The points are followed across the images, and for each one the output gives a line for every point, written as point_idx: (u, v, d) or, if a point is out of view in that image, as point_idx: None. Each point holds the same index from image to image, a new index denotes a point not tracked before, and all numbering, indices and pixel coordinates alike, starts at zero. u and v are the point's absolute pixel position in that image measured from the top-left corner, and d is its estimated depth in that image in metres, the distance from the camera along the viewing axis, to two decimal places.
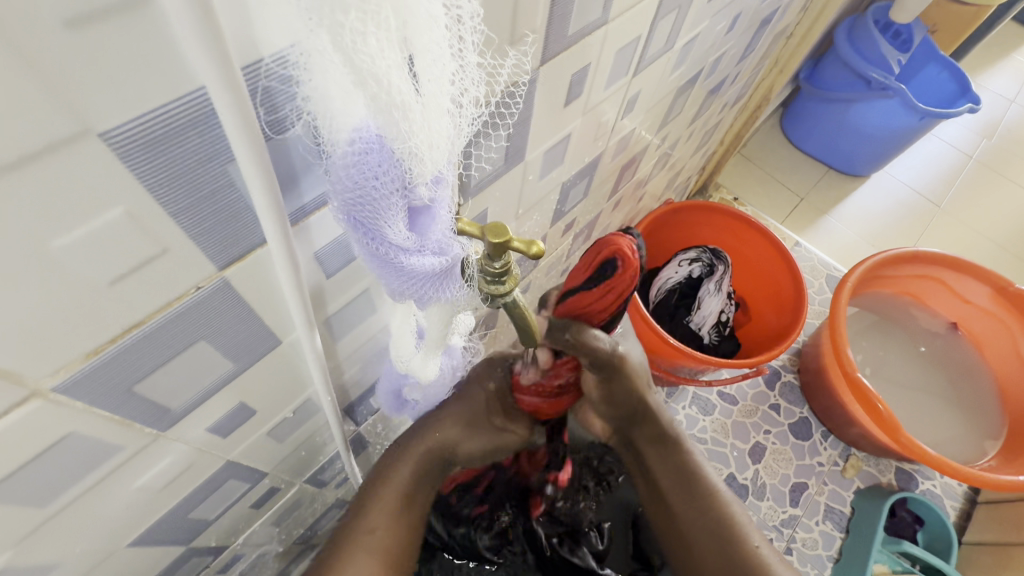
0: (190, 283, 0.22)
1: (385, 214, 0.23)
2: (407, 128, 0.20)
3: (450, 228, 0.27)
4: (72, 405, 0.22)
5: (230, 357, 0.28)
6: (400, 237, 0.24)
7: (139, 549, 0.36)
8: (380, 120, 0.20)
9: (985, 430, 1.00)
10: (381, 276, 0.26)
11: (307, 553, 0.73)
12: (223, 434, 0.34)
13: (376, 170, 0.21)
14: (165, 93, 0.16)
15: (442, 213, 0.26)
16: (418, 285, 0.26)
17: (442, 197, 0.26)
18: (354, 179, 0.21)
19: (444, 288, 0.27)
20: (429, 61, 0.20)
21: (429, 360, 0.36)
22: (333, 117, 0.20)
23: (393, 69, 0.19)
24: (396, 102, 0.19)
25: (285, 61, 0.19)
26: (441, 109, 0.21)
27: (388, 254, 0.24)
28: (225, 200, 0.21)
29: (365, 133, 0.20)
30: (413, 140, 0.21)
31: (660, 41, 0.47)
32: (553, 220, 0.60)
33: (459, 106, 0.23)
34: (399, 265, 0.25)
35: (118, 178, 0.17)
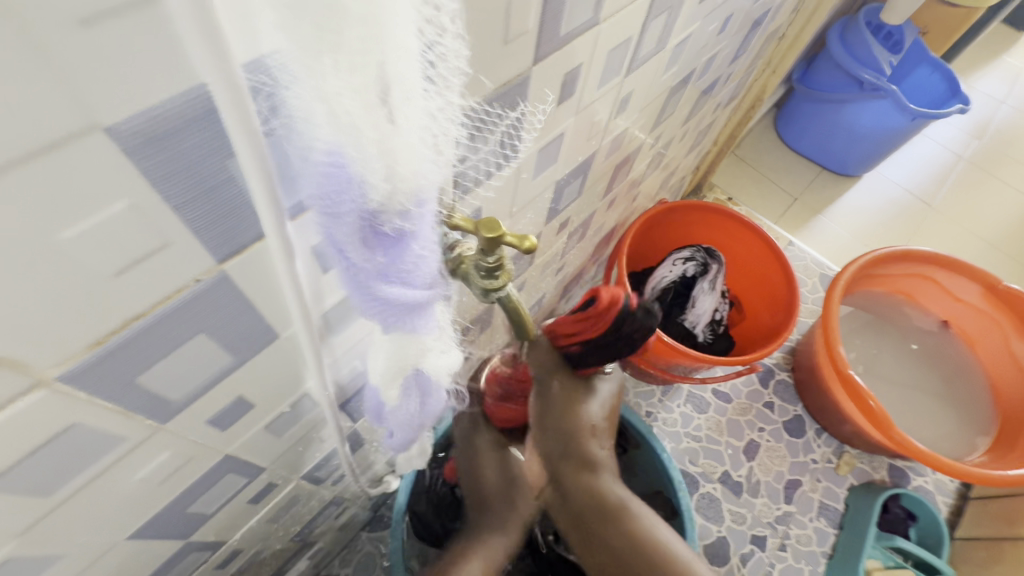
0: (190, 276, 0.23)
1: (344, 232, 0.24)
2: (363, 155, 0.21)
3: (426, 260, 0.27)
4: (76, 396, 0.23)
5: (229, 350, 0.29)
6: (362, 258, 0.25)
7: (140, 542, 0.37)
8: (343, 142, 0.21)
9: (977, 426, 1.02)
10: (349, 286, 0.27)
11: (305, 551, 0.73)
12: (221, 428, 0.34)
13: (339, 190, 0.22)
14: (169, 89, 0.17)
15: (419, 245, 0.26)
16: (380, 305, 0.28)
17: (422, 230, 0.26)
18: (319, 195, 0.23)
19: (410, 317, 0.29)
20: (403, 92, 0.20)
21: (394, 384, 0.34)
22: (310, 132, 0.21)
23: (346, 93, 0.19)
24: (350, 125, 0.20)
25: (267, 68, 0.19)
26: (411, 142, 0.22)
27: (353, 270, 0.26)
28: (225, 195, 0.21)
29: (335, 154, 0.21)
30: (370, 165, 0.21)
31: (652, 42, 0.48)
32: (547, 218, 0.61)
33: (438, 137, 0.24)
34: (361, 283, 0.26)
35: (123, 172, 0.18)
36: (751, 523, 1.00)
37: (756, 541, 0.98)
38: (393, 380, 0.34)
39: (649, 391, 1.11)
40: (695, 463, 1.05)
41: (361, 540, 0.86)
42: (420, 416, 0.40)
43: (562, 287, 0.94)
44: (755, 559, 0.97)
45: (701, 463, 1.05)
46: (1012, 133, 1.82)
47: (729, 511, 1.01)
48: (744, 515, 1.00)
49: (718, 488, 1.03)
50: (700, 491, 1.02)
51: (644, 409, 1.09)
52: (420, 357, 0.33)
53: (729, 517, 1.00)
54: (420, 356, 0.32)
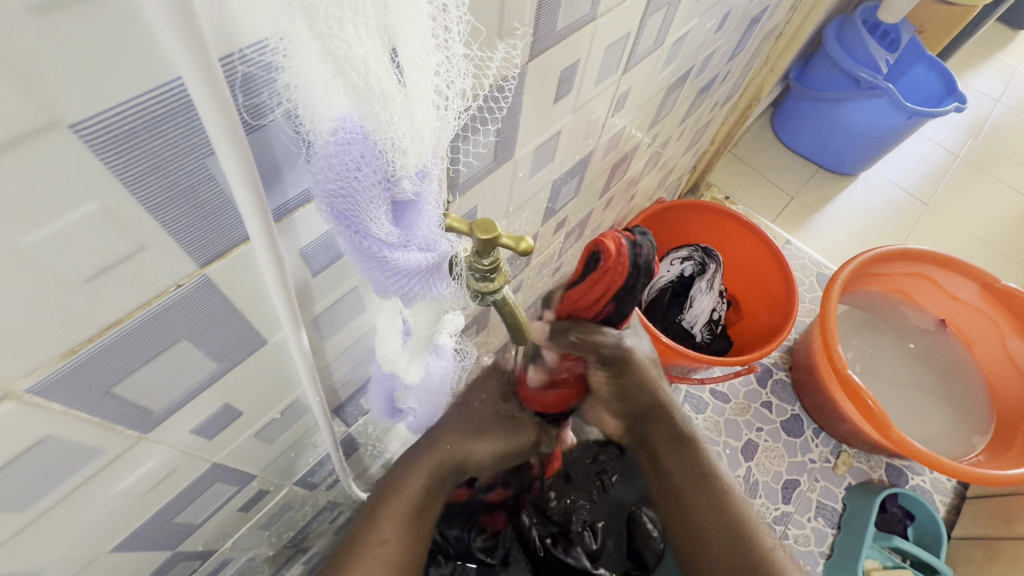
0: (169, 281, 0.22)
1: (367, 208, 0.22)
2: (388, 121, 0.20)
3: (437, 224, 0.26)
4: (48, 407, 0.21)
5: (214, 357, 0.28)
6: (385, 233, 0.24)
7: (125, 554, 0.36)
8: (361, 111, 0.20)
9: (974, 424, 1.02)
10: (367, 273, 0.26)
11: (299, 556, 0.72)
12: (208, 436, 0.33)
13: (358, 164, 0.21)
14: (140, 82, 0.16)
15: (429, 208, 0.25)
16: (405, 282, 0.26)
17: (429, 192, 0.25)
18: (335, 172, 0.21)
19: (433, 283, 0.27)
20: (412, 49, 0.20)
21: (417, 360, 0.36)
22: (316, 106, 0.19)
23: (371, 58, 0.18)
24: (375, 91, 0.19)
25: (268, 49, 0.18)
26: (424, 102, 0.21)
27: (374, 251, 0.24)
28: (205, 195, 0.20)
29: (348, 123, 0.20)
30: (397, 130, 0.20)
31: (650, 39, 0.47)
32: (544, 218, 0.60)
33: (445, 98, 0.23)
34: (386, 262, 0.24)
35: (91, 172, 0.17)
36: None
37: None
38: (416, 356, 0.35)
39: None
40: None
41: None
42: (434, 388, 0.42)
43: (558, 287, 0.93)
44: None
45: None
46: (1007, 131, 1.83)
47: None
48: None
49: None
50: None
51: None
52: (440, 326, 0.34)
53: None
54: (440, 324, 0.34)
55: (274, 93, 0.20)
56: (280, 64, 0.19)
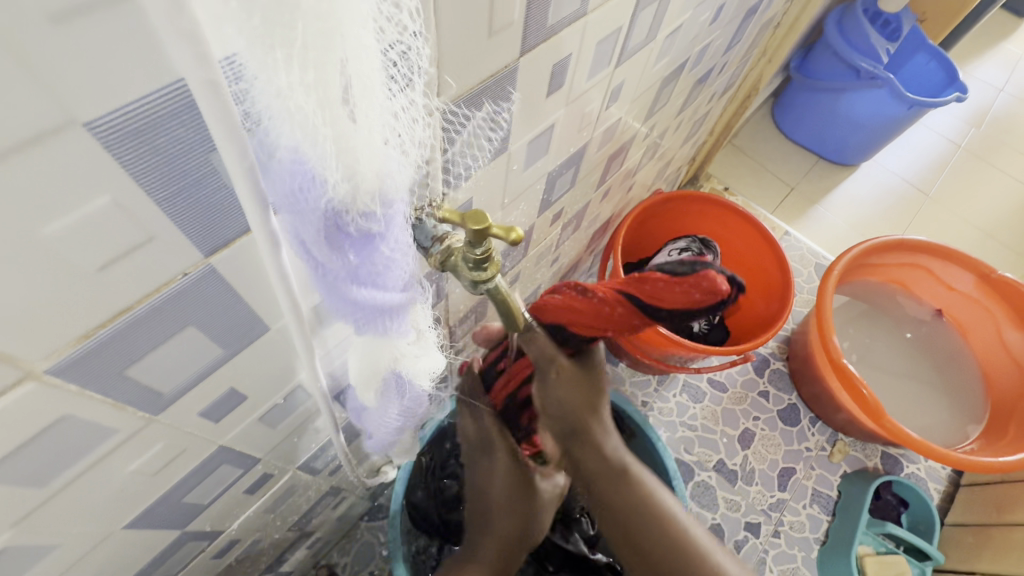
0: (177, 270, 0.23)
1: (311, 235, 0.25)
2: (326, 154, 0.22)
3: (397, 257, 0.28)
4: (65, 389, 0.23)
5: (219, 343, 0.29)
6: (331, 259, 0.26)
7: (137, 532, 0.37)
8: (305, 146, 0.21)
9: (969, 414, 1.03)
10: (323, 290, 0.29)
11: (303, 540, 0.75)
12: (214, 419, 0.34)
13: (304, 191, 0.23)
14: (148, 83, 0.17)
15: (388, 244, 0.27)
16: (353, 304, 0.28)
17: (389, 229, 0.26)
18: (284, 197, 0.23)
19: (384, 315, 0.30)
20: (362, 91, 0.21)
21: (374, 381, 0.36)
22: (269, 141, 0.21)
23: (309, 96, 0.20)
24: (312, 127, 0.20)
25: (240, 97, 0.20)
26: (373, 142, 0.23)
27: (323, 270, 0.27)
28: (208, 189, 0.21)
29: (295, 156, 0.22)
30: (333, 164, 0.22)
31: (643, 32, 0.48)
32: (540, 209, 0.61)
33: (402, 138, 0.25)
34: (332, 282, 0.27)
35: (104, 166, 0.18)
36: (745, 511, 1.01)
37: (750, 528, 1.00)
38: (372, 377, 0.36)
39: (644, 380, 1.12)
40: (690, 452, 1.06)
41: (359, 530, 0.87)
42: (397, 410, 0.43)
43: (557, 277, 0.94)
44: (749, 545, 0.98)
45: (697, 452, 1.06)
46: (1010, 120, 1.82)
47: (723, 499, 1.02)
48: (738, 502, 1.02)
49: (713, 477, 1.04)
50: (695, 479, 1.03)
51: (640, 398, 1.10)
52: (396, 358, 0.35)
53: (723, 504, 1.01)
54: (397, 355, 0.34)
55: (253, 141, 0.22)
56: (254, 119, 0.21)
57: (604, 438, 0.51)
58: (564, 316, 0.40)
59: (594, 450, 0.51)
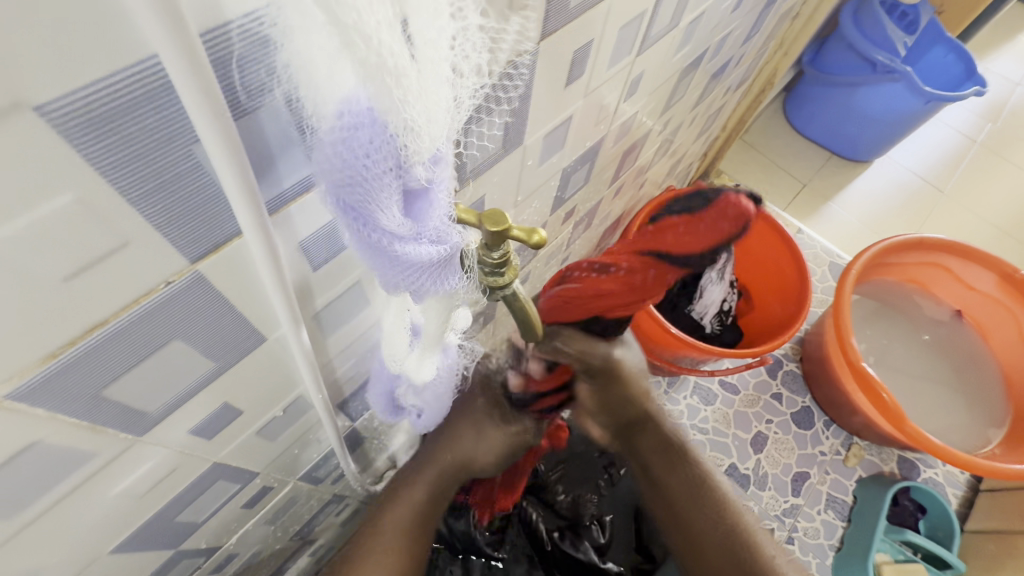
0: (158, 279, 0.20)
1: (378, 197, 0.21)
2: (402, 100, 0.18)
3: (449, 214, 0.25)
4: (32, 413, 0.20)
5: (210, 357, 0.26)
6: (397, 222, 0.22)
7: (126, 555, 0.35)
8: (371, 91, 0.18)
9: (990, 417, 0.99)
10: (374, 270, 0.24)
11: (304, 549, 0.72)
12: (207, 436, 0.32)
13: (368, 150, 0.19)
14: (112, 64, 0.14)
15: (441, 197, 0.24)
16: (416, 277, 0.24)
17: (440, 178, 0.24)
18: (343, 160, 0.19)
19: (445, 281, 0.26)
20: (420, 14, 0.18)
21: (426, 357, 0.35)
22: (315, 86, 0.18)
23: (384, 27, 0.16)
24: (389, 66, 0.17)
25: (261, 22, 0.17)
26: (440, 78, 0.20)
27: (386, 247, 0.22)
28: (192, 186, 0.19)
29: (354, 105, 0.18)
30: (411, 111, 0.19)
31: (666, 18, 0.45)
32: (553, 207, 0.58)
33: (457, 75, 0.22)
34: (394, 254, 0.23)
35: (63, 160, 0.15)
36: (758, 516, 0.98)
37: None
38: (423, 351, 0.34)
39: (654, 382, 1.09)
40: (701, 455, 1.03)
41: None
42: (439, 386, 0.41)
43: None
44: None
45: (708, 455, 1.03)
46: None
47: None
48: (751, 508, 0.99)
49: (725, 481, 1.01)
50: None
51: None
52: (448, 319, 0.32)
53: None
54: (451, 319, 0.32)
55: (271, 71, 0.18)
56: (278, 39, 0.17)
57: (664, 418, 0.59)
58: (591, 307, 0.42)
59: (655, 430, 0.58)
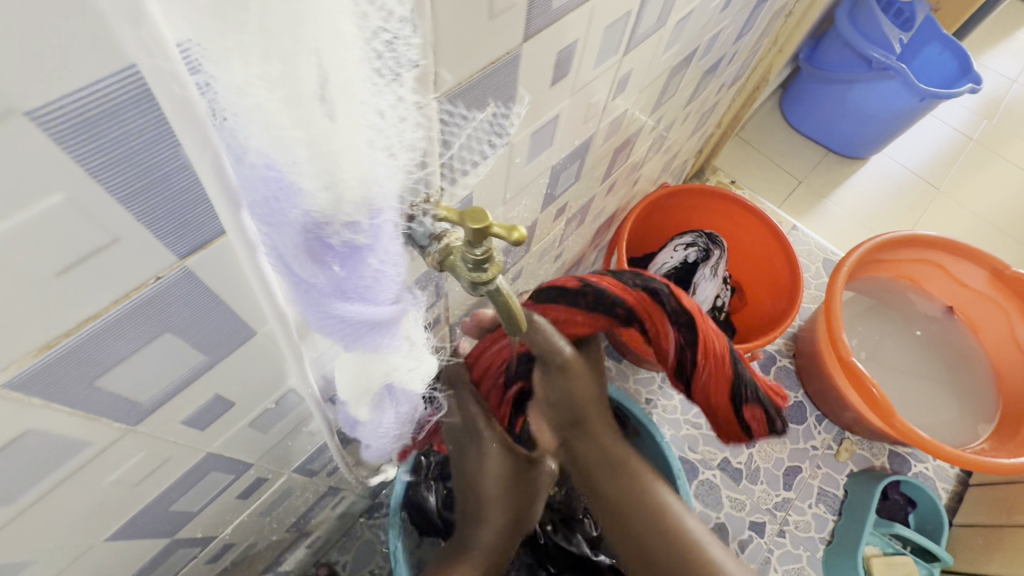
0: (148, 274, 0.21)
1: (288, 247, 0.23)
2: (296, 164, 0.20)
3: (387, 277, 0.26)
4: (27, 403, 0.21)
5: (201, 350, 0.27)
6: (314, 275, 0.24)
7: (122, 542, 0.36)
8: (276, 152, 0.19)
9: (980, 412, 1.01)
10: (309, 312, 0.27)
11: (301, 540, 0.74)
12: (199, 427, 0.33)
13: (279, 198, 0.21)
14: (97, 72, 0.15)
15: (378, 259, 0.25)
16: (344, 327, 0.27)
17: (382, 241, 0.25)
18: (261, 206, 0.21)
19: (370, 331, 0.27)
20: (336, 94, 0.19)
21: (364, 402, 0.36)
22: (239, 138, 0.19)
23: (268, 93, 0.18)
24: (278, 131, 0.19)
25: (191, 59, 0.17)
26: (352, 150, 0.21)
27: (308, 290, 0.25)
28: (177, 188, 0.19)
29: (268, 163, 0.20)
30: (305, 176, 0.20)
31: (653, 18, 0.45)
32: (544, 204, 0.59)
33: (390, 139, 0.23)
34: (314, 299, 0.25)
35: (53, 162, 0.16)
36: (750, 510, 0.99)
37: (755, 527, 0.98)
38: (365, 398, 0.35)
39: (649, 377, 1.10)
40: (694, 450, 1.04)
41: (360, 527, 0.84)
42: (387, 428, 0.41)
43: (560, 274, 0.93)
44: (754, 545, 0.97)
45: (701, 450, 1.04)
46: None
47: (728, 497, 1.00)
48: (743, 501, 1.00)
49: (718, 475, 1.02)
50: (699, 478, 1.01)
51: (644, 396, 1.08)
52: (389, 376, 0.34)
53: (729, 504, 1.00)
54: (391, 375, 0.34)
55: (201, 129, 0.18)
56: (209, 85, 0.17)
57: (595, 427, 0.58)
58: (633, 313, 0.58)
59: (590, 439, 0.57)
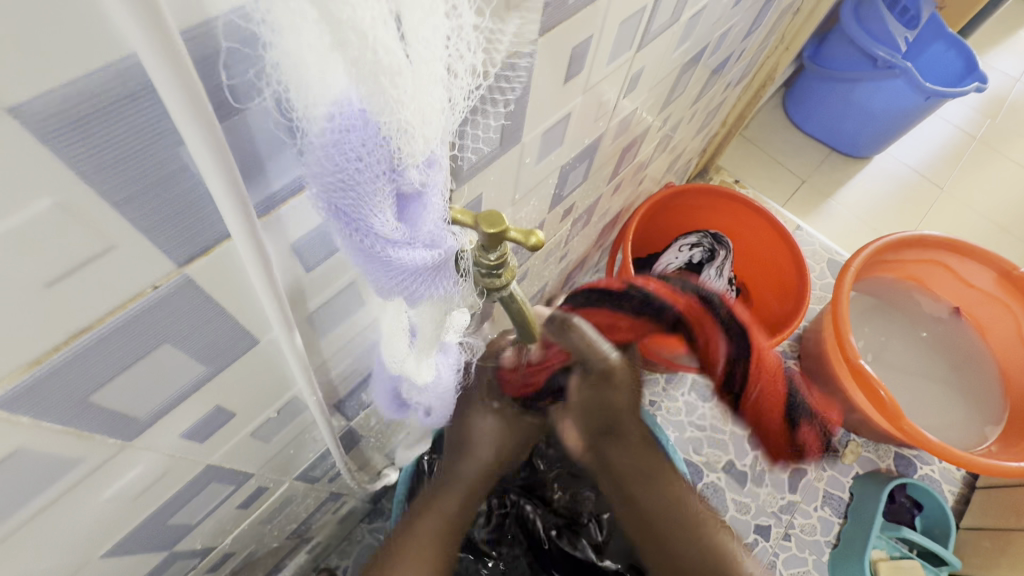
0: (146, 283, 0.20)
1: (370, 198, 0.20)
2: (394, 100, 0.18)
3: (442, 220, 0.24)
4: (16, 421, 0.20)
5: (201, 360, 0.26)
6: (389, 226, 0.22)
7: (120, 557, 0.35)
8: (364, 91, 0.18)
9: (986, 415, 0.99)
10: (367, 272, 0.24)
11: (302, 546, 0.72)
12: (200, 438, 0.31)
13: (358, 149, 0.19)
14: (91, 64, 0.14)
15: (434, 202, 0.23)
16: (406, 281, 0.24)
17: (435, 184, 0.23)
18: (335, 162, 0.19)
19: (437, 284, 0.26)
20: (418, 15, 0.17)
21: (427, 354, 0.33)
22: (305, 88, 0.17)
23: (377, 23, 0.16)
24: (378, 63, 0.17)
25: (250, 17, 0.16)
26: (435, 81, 0.19)
27: (376, 248, 0.22)
28: (178, 191, 0.18)
29: (346, 107, 0.18)
30: (403, 112, 0.19)
31: (667, 13, 0.44)
32: (551, 205, 0.57)
33: (453, 74, 0.21)
34: (383, 257, 0.23)
35: (42, 165, 0.15)
36: (755, 513, 0.98)
37: (760, 531, 0.97)
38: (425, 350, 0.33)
39: (653, 379, 1.09)
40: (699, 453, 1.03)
41: (361, 532, 0.83)
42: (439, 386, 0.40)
43: (564, 275, 0.91)
44: (759, 549, 0.96)
45: (705, 452, 1.03)
46: None
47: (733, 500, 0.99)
48: (748, 505, 0.99)
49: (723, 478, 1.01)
50: (704, 481, 1.00)
51: (648, 398, 1.07)
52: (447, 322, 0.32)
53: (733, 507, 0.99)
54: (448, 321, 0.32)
55: (260, 71, 0.18)
56: (265, 39, 0.16)
57: (635, 433, 0.57)
58: None
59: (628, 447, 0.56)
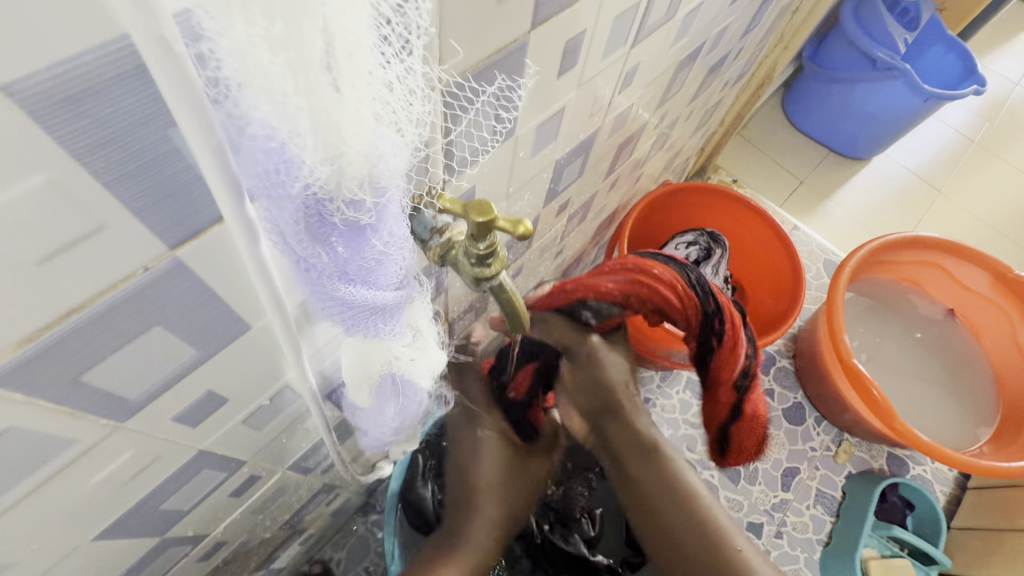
0: (137, 264, 0.20)
1: (287, 223, 0.21)
2: (303, 132, 0.18)
3: (390, 258, 0.24)
4: (9, 398, 0.20)
5: (192, 344, 0.26)
6: (313, 254, 0.22)
7: (111, 541, 0.35)
8: (279, 119, 0.18)
9: (979, 416, 1.00)
10: (309, 289, 0.25)
11: (295, 538, 0.73)
12: (192, 424, 0.32)
13: (281, 170, 0.19)
14: (82, 45, 0.14)
15: (382, 241, 0.23)
16: (340, 303, 0.25)
17: (384, 224, 0.23)
18: (259, 178, 0.20)
19: (372, 308, 0.26)
20: (347, 55, 0.17)
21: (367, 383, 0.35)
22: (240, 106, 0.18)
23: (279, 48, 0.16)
24: (283, 96, 0.17)
25: None
26: (361, 121, 0.19)
27: (305, 267, 0.23)
28: (171, 172, 0.18)
29: (267, 133, 0.18)
30: (313, 146, 0.18)
31: (661, 10, 0.44)
32: (546, 199, 0.58)
33: (402, 112, 0.21)
34: (312, 277, 0.23)
35: (35, 144, 0.15)
36: (747, 510, 0.99)
37: (752, 528, 0.98)
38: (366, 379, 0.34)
39: (648, 376, 1.09)
40: (692, 450, 1.03)
41: (355, 524, 0.84)
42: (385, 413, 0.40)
43: (561, 271, 0.92)
44: None
45: (699, 450, 1.03)
46: None
47: (726, 498, 1.00)
48: (741, 502, 0.99)
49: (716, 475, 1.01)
50: None
51: (643, 395, 1.07)
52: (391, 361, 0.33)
53: (727, 504, 0.99)
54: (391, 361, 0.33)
55: None
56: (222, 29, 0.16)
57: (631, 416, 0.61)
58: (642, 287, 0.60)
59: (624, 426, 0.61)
